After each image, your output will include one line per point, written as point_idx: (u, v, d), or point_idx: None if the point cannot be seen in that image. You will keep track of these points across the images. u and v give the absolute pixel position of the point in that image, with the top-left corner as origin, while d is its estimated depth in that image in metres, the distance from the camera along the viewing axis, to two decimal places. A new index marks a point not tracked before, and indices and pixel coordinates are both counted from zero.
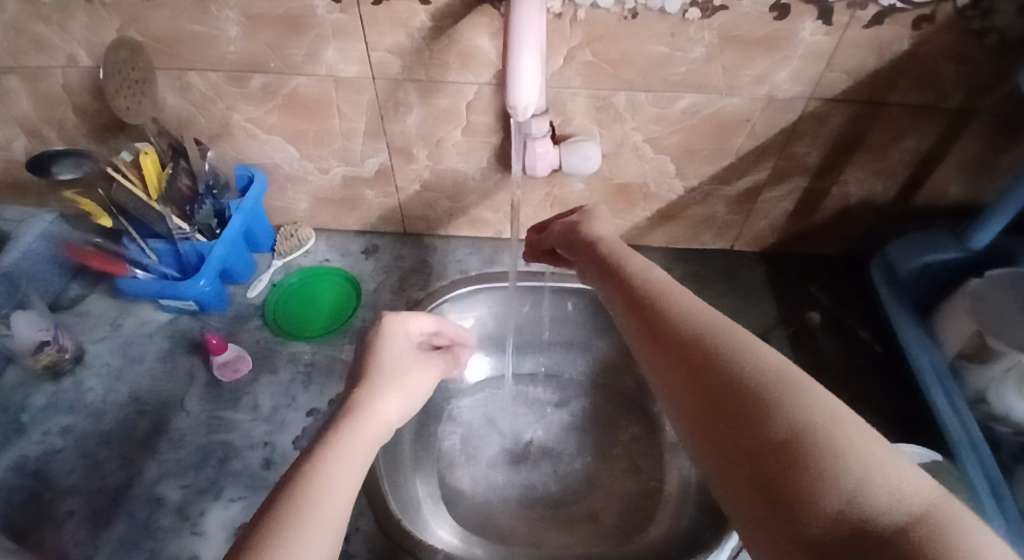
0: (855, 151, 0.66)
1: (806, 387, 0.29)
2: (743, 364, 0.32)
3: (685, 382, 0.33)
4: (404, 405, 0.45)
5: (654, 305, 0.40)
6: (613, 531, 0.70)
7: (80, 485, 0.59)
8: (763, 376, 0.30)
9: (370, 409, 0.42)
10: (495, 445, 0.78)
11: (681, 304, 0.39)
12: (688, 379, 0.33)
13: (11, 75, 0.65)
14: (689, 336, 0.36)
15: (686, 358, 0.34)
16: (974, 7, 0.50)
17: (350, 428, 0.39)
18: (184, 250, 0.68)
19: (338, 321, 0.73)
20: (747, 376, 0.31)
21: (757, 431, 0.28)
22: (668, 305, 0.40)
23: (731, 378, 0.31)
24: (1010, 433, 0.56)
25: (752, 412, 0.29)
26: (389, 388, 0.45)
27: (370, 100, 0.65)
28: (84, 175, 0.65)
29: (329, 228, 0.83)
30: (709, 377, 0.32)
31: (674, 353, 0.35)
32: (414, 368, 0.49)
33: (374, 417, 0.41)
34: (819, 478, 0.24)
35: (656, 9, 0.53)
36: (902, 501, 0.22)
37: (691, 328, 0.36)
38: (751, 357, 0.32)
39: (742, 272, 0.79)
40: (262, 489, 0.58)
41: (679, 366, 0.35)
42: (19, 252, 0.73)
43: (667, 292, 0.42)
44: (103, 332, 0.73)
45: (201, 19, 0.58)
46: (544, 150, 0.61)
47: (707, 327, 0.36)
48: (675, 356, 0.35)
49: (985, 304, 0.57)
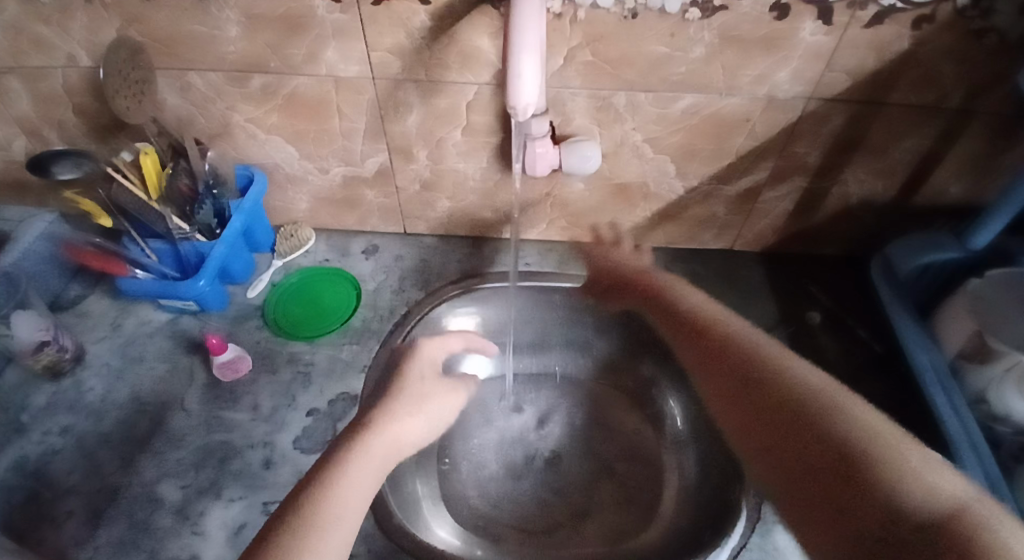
0: (855, 152, 0.66)
1: (877, 426, 0.36)
2: (818, 405, 0.39)
3: (784, 443, 0.39)
4: (420, 429, 0.53)
5: (737, 348, 0.49)
6: (611, 532, 0.70)
7: (80, 484, 0.59)
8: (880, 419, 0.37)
9: (387, 430, 0.49)
10: (495, 446, 0.78)
11: (782, 365, 0.45)
12: (780, 414, 0.41)
13: (11, 75, 0.65)
14: (787, 399, 0.41)
15: (776, 400, 0.42)
16: (974, 7, 0.50)
17: (369, 438, 0.48)
18: (184, 250, 0.68)
19: (339, 321, 0.73)
20: (821, 415, 0.38)
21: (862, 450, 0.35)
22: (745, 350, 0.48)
23: (829, 439, 0.36)
24: (1010, 433, 0.56)
25: (858, 472, 0.34)
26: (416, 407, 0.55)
27: (370, 100, 0.65)
28: (83, 175, 0.64)
29: (329, 228, 0.83)
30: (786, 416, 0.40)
31: (755, 397, 0.44)
32: (433, 391, 0.58)
33: (387, 438, 0.49)
34: (894, 493, 0.31)
35: (656, 9, 0.53)
36: (932, 502, 0.30)
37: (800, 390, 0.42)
38: (829, 398, 0.39)
39: (742, 272, 0.79)
40: (262, 489, 0.58)
41: (759, 407, 0.43)
42: (20, 252, 0.73)
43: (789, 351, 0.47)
44: (103, 332, 0.73)
45: (201, 19, 0.58)
46: (544, 150, 0.61)
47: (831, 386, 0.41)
48: (773, 418, 0.41)
49: (986, 303, 0.57)
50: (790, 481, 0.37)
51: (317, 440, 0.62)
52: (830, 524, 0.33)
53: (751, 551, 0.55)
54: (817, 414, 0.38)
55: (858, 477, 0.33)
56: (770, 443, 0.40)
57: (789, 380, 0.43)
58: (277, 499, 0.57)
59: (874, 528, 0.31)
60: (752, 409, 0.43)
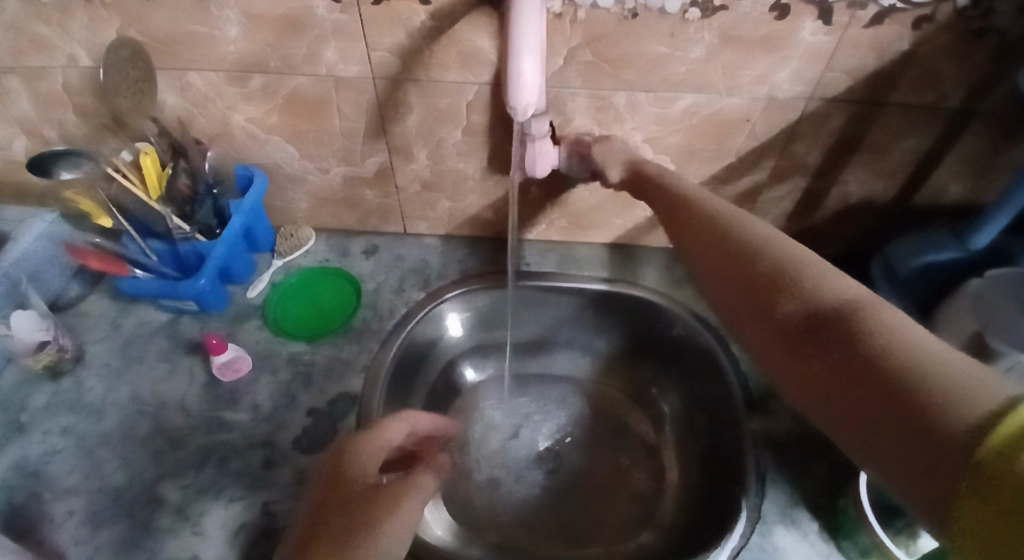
0: (855, 152, 0.66)
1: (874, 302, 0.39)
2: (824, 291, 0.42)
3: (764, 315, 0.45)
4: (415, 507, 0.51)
5: (720, 238, 0.51)
6: (612, 532, 0.70)
7: (80, 485, 0.59)
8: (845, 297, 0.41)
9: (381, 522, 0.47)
10: (495, 445, 0.78)
11: (747, 243, 0.49)
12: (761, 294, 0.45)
13: (11, 75, 0.65)
14: (773, 272, 0.45)
15: (762, 283, 0.46)
16: (974, 7, 0.50)
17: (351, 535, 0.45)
18: (184, 250, 0.68)
19: (339, 320, 0.73)
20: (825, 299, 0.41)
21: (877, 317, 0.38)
22: (726, 239, 0.51)
23: (806, 307, 0.42)
24: None
25: (828, 329, 0.39)
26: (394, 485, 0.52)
27: (371, 100, 0.65)
28: (84, 175, 0.64)
29: (329, 228, 0.83)
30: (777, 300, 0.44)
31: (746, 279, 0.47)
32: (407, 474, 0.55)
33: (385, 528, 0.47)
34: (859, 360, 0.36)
35: (656, 9, 0.53)
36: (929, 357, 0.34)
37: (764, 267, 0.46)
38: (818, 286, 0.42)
39: None
40: (263, 489, 0.58)
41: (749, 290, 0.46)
42: (19, 252, 0.73)
43: (753, 230, 0.50)
44: (103, 332, 0.73)
45: (201, 19, 0.58)
46: (545, 149, 0.61)
47: (789, 262, 0.45)
48: (748, 297, 0.46)
49: (987, 304, 0.57)
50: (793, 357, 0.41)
51: (317, 440, 0.62)
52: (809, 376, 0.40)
53: (751, 551, 0.54)
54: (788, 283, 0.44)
55: (837, 333, 0.38)
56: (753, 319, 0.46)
57: (754, 254, 0.48)
58: (278, 499, 0.57)
59: (837, 375, 0.37)
60: (732, 290, 0.48)
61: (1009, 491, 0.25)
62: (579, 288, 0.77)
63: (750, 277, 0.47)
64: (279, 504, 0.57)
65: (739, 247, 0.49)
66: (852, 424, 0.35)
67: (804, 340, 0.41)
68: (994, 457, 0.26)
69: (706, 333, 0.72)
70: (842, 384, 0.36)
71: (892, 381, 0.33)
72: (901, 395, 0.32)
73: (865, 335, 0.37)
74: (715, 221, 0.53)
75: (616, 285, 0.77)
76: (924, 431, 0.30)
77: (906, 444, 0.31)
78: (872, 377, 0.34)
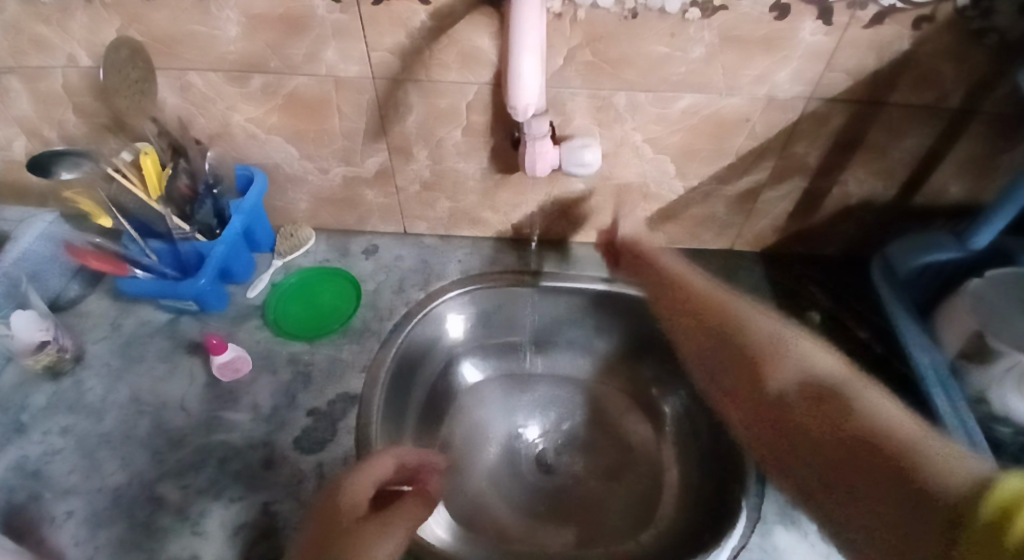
0: (855, 152, 0.66)
1: (863, 388, 0.53)
2: (798, 370, 0.56)
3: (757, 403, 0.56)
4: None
5: (725, 326, 0.63)
6: (612, 531, 0.70)
7: (80, 485, 0.59)
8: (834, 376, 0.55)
9: None
10: (495, 446, 0.78)
11: (750, 328, 0.62)
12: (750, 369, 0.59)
13: (11, 75, 0.65)
14: (758, 377, 0.58)
15: (751, 360, 0.59)
16: (974, 7, 0.50)
17: None
18: (184, 250, 0.68)
19: (339, 321, 0.73)
20: (809, 380, 0.55)
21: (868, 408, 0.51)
22: (738, 325, 0.62)
23: (801, 382, 0.55)
24: (1010, 433, 0.56)
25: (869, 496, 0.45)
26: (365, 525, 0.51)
27: (370, 100, 0.65)
28: (83, 174, 0.64)
29: (329, 228, 0.83)
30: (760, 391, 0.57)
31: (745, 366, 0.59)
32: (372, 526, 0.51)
33: None
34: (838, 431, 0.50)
35: (656, 9, 0.53)
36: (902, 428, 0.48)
37: (771, 384, 0.56)
38: (799, 363, 0.57)
39: (741, 272, 0.79)
40: (262, 489, 0.58)
41: (744, 370, 0.59)
42: (19, 252, 0.73)
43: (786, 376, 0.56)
44: (103, 332, 0.73)
45: (201, 19, 0.58)
46: (545, 150, 0.61)
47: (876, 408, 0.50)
48: (744, 384, 0.58)
49: (987, 304, 0.57)
50: (770, 424, 0.55)
51: (317, 440, 0.62)
52: (782, 437, 0.53)
53: (751, 551, 0.54)
54: (765, 360, 0.58)
55: (827, 414, 0.51)
56: (741, 407, 0.58)
57: (746, 331, 0.62)
58: (278, 499, 0.57)
59: (824, 449, 0.50)
60: (762, 435, 0.55)
61: (986, 540, 0.36)
62: (579, 288, 0.77)
63: (763, 392, 0.56)
64: (279, 504, 0.57)
65: (757, 365, 0.58)
66: (857, 503, 0.45)
67: (803, 422, 0.53)
68: (986, 533, 0.36)
69: None
70: (834, 462, 0.49)
71: (868, 462, 0.46)
72: (906, 490, 0.43)
73: (844, 421, 0.50)
74: (712, 303, 0.65)
75: (616, 285, 0.76)
76: (900, 550, 0.40)
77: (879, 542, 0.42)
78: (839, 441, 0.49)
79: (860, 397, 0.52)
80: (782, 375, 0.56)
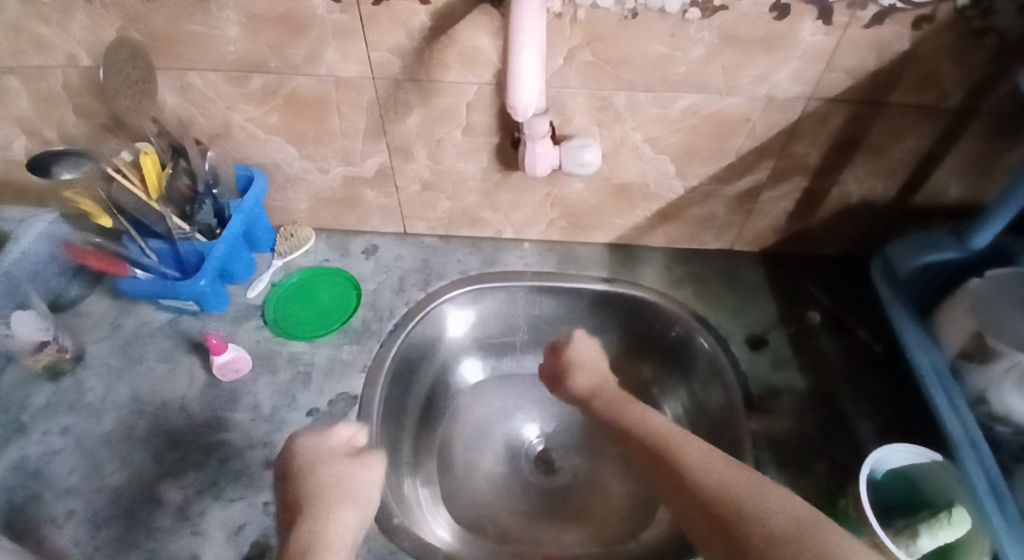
0: (855, 152, 0.66)
1: (753, 504, 0.40)
2: (706, 479, 0.44)
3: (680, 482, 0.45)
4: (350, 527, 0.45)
5: (652, 434, 0.53)
6: (610, 532, 0.70)
7: (80, 484, 0.59)
8: (712, 482, 0.44)
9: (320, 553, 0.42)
10: (495, 446, 0.78)
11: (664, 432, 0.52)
12: (658, 462, 0.49)
13: (11, 75, 0.65)
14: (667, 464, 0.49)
15: (658, 459, 0.50)
16: (974, 7, 0.50)
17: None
18: (184, 250, 0.68)
19: (339, 321, 0.73)
20: (715, 488, 0.43)
21: (761, 514, 0.39)
22: (670, 442, 0.51)
23: (719, 497, 0.42)
24: (1009, 433, 0.55)
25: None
26: (333, 511, 0.46)
27: (370, 100, 0.65)
28: (82, 175, 0.64)
29: (330, 228, 0.83)
30: (688, 495, 0.45)
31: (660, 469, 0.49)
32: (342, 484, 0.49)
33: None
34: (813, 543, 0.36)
35: (656, 9, 0.53)
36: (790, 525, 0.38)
37: (681, 454, 0.49)
38: (699, 469, 0.46)
39: (741, 272, 0.79)
40: (262, 489, 0.58)
41: (656, 463, 0.50)
42: (19, 251, 0.73)
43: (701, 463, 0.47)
44: (104, 332, 0.73)
45: (201, 19, 0.58)
46: (544, 150, 0.61)
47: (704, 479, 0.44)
48: (661, 475, 0.49)
49: (988, 304, 0.57)
50: (710, 530, 0.42)
51: None
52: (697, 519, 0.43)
53: None
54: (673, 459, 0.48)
55: (729, 520, 0.40)
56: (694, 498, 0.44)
57: (683, 446, 0.50)
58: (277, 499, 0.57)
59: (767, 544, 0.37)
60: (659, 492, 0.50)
61: None
62: (578, 288, 0.77)
63: (668, 465, 0.49)
64: None
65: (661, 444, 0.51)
66: None
67: (711, 514, 0.42)
68: None
69: (705, 334, 0.72)
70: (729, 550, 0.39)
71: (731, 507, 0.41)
72: None
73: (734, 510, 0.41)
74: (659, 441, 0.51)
75: (616, 285, 0.77)
76: None
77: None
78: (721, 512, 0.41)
79: (709, 466, 0.45)
80: (701, 472, 0.45)
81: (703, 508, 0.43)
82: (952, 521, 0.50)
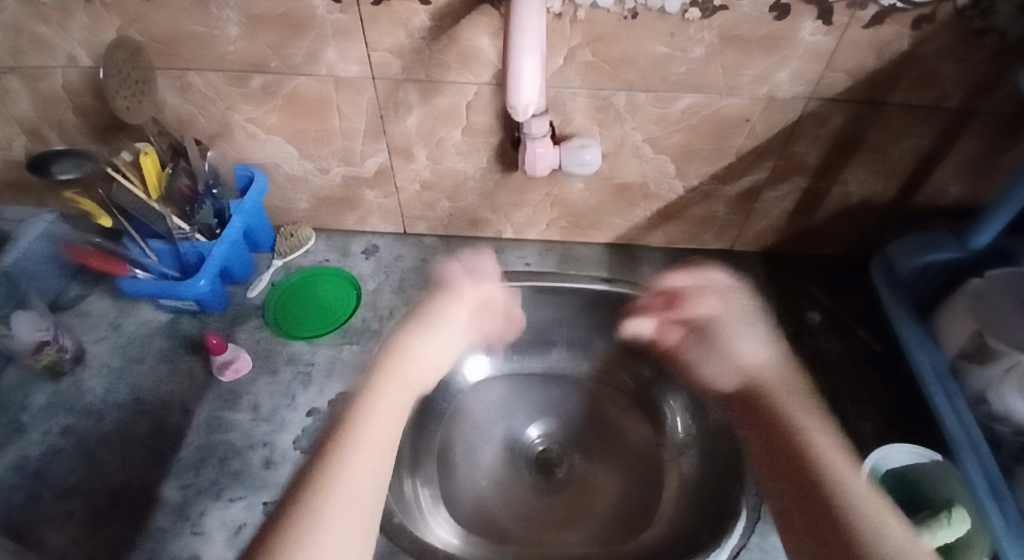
0: (855, 152, 0.66)
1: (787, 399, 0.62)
2: (799, 429, 0.58)
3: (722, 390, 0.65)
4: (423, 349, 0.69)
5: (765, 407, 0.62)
6: (609, 531, 0.70)
7: (80, 485, 0.59)
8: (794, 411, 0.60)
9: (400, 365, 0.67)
10: (495, 446, 0.79)
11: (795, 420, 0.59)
12: (781, 437, 0.59)
13: (11, 75, 0.65)
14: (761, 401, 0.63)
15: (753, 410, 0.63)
16: (974, 7, 0.50)
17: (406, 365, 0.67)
18: (184, 250, 0.68)
19: (339, 321, 0.73)
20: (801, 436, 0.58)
21: (805, 435, 0.58)
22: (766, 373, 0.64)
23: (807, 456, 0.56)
24: (1010, 433, 0.55)
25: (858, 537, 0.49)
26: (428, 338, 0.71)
27: (370, 100, 0.65)
28: (83, 174, 0.64)
29: (329, 228, 0.83)
30: (778, 435, 0.59)
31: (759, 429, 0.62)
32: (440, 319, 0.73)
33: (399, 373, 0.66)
34: (801, 428, 0.58)
35: (656, 9, 0.53)
36: (845, 484, 0.53)
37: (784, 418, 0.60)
38: (804, 423, 0.59)
39: (740, 271, 0.79)
40: (262, 489, 0.58)
41: (768, 430, 0.60)
42: (19, 252, 0.73)
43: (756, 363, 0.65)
44: (103, 332, 0.73)
45: (201, 19, 0.58)
46: (545, 150, 0.61)
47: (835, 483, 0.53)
48: (758, 425, 0.62)
49: (986, 303, 0.57)
50: (773, 452, 0.59)
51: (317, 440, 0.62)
52: (778, 463, 0.58)
53: (751, 551, 0.54)
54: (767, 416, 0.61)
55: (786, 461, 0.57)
56: (769, 447, 0.60)
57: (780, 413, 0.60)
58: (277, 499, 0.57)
59: (789, 481, 0.56)
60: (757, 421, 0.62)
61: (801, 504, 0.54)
62: (579, 288, 0.77)
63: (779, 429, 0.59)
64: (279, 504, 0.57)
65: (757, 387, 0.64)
66: (812, 529, 0.52)
67: (784, 455, 0.58)
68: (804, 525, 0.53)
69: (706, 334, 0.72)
70: (796, 498, 0.54)
71: (789, 461, 0.57)
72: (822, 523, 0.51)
73: (787, 448, 0.58)
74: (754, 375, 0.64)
75: (616, 285, 0.76)
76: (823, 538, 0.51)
77: (776, 467, 0.58)
78: (779, 433, 0.59)
79: (812, 421, 0.59)
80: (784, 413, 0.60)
81: (784, 459, 0.57)
82: (951, 520, 0.50)
